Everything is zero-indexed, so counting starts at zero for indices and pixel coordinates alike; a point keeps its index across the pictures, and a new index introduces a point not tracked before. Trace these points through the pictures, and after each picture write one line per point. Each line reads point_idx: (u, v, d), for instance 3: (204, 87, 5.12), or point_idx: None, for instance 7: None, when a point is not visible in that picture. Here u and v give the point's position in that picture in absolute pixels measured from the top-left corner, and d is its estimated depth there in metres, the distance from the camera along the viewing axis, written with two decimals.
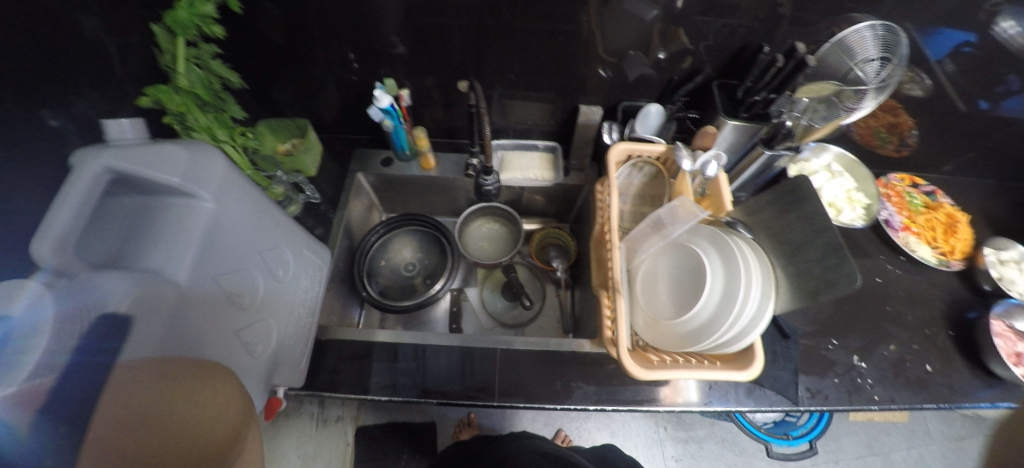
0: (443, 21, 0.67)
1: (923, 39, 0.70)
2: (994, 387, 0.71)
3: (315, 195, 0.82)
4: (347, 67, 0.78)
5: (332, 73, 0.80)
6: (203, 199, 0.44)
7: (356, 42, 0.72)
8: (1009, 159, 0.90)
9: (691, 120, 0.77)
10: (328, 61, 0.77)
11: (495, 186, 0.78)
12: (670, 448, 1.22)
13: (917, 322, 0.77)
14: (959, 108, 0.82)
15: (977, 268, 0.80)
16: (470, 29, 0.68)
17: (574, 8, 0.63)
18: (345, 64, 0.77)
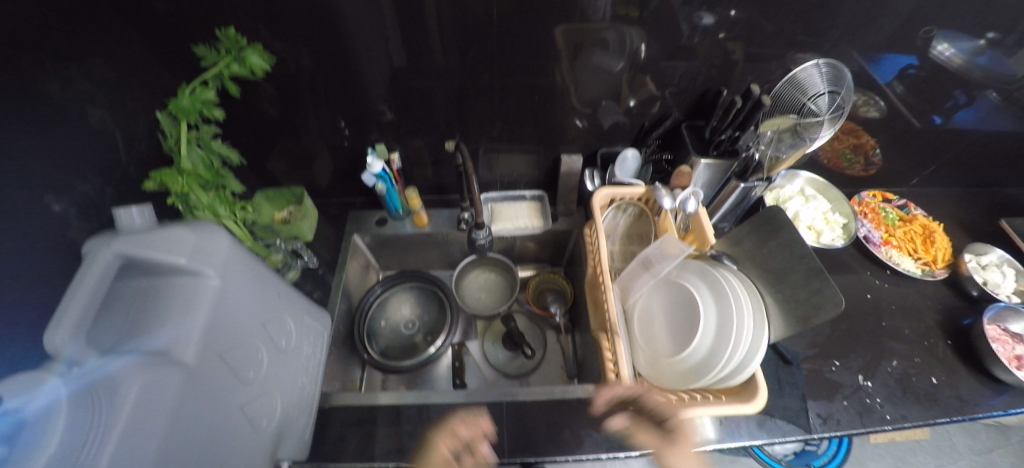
0: (427, 84, 0.73)
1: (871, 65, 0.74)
2: (1003, 394, 0.71)
3: (313, 260, 0.84)
4: (341, 136, 0.83)
5: (325, 140, 0.84)
6: (209, 276, 0.46)
7: (348, 110, 0.77)
8: (970, 167, 0.96)
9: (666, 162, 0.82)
10: (321, 129, 0.82)
11: (488, 239, 0.79)
12: None
13: (914, 334, 0.77)
14: (914, 126, 0.88)
15: (962, 274, 0.82)
16: (453, 92, 0.74)
17: (547, 63, 0.69)
18: (336, 131, 0.82)
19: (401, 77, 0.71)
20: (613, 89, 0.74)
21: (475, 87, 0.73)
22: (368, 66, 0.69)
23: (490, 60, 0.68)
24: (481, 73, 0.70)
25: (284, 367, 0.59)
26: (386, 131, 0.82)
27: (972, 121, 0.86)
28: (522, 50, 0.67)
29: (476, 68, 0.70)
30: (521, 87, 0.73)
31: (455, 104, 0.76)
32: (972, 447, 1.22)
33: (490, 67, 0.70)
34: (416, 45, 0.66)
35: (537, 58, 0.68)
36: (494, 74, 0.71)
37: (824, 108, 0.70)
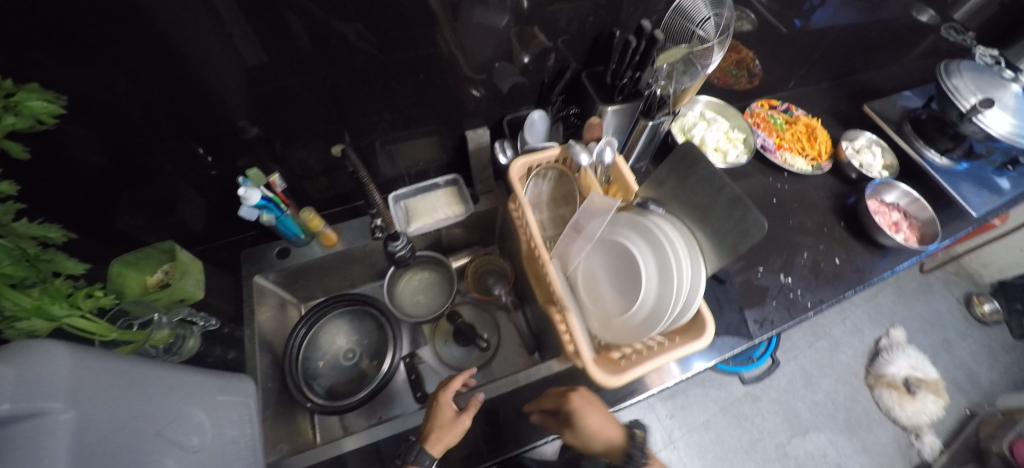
0: (289, 82, 0.60)
1: None
2: (887, 255, 0.82)
3: (211, 320, 0.72)
4: (204, 165, 0.69)
5: (183, 174, 0.69)
6: (56, 413, 0.33)
7: (204, 132, 0.63)
8: (831, 62, 1.06)
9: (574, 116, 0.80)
10: (175, 163, 0.67)
11: (405, 249, 0.74)
12: (661, 408, 1.25)
13: (815, 224, 0.87)
14: (782, 32, 0.93)
15: (841, 162, 0.92)
16: (324, 87, 0.63)
17: (423, 33, 0.60)
18: (196, 160, 0.68)
19: (260, 81, 0.59)
20: (506, 46, 0.67)
21: (352, 73, 0.62)
22: (213, 75, 0.55)
23: (363, 41, 0.58)
24: (355, 56, 0.60)
25: (205, 466, 0.49)
26: (258, 147, 0.69)
27: (828, 19, 0.93)
28: (395, 24, 0.57)
29: (348, 55, 0.59)
30: (406, 67, 0.64)
31: (332, 100, 0.65)
32: (864, 296, 1.46)
33: (365, 50, 0.59)
34: (266, 41, 0.54)
35: (414, 28, 0.59)
36: (371, 58, 0.61)
37: (711, 32, 0.67)
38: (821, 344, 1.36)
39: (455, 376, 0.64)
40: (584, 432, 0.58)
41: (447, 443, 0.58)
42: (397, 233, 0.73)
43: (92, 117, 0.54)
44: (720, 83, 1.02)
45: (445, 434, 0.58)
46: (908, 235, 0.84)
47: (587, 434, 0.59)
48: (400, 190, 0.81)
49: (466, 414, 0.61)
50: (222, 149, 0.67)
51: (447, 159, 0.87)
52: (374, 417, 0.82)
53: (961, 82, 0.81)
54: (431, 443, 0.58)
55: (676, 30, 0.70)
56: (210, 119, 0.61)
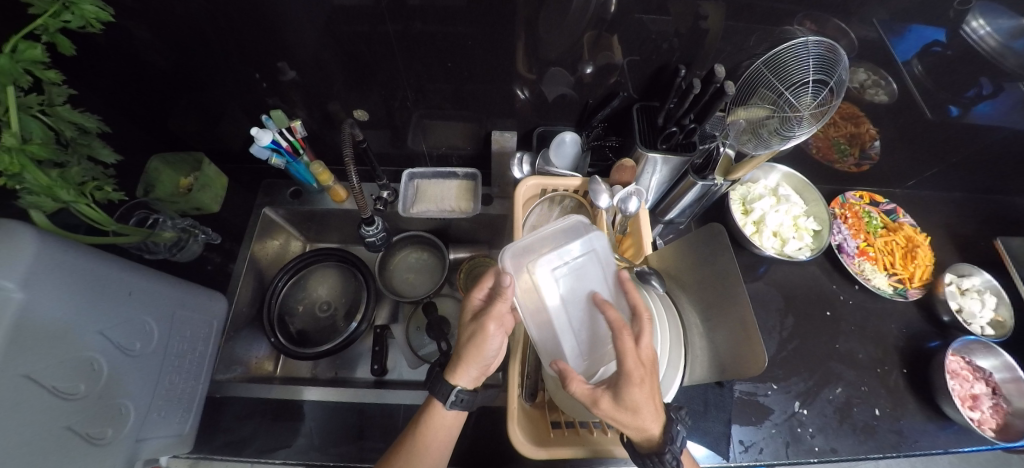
0: (337, 36, 0.59)
1: (891, 37, 0.62)
2: (945, 430, 0.66)
3: (214, 235, 0.75)
4: (257, 95, 0.71)
5: (239, 98, 0.72)
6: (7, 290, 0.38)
7: (254, 61, 0.64)
8: (977, 171, 0.84)
9: (610, 148, 0.73)
10: (230, 83, 0.69)
11: (378, 237, 0.74)
12: None
13: (868, 360, 0.70)
14: (927, 119, 0.74)
15: (936, 297, 0.74)
16: (371, 46, 0.61)
17: (481, 18, 0.55)
18: (253, 84, 0.69)
19: (310, 26, 0.58)
20: (572, 49, 0.60)
21: (405, 37, 0.59)
22: (273, 9, 0.55)
23: (423, 10, 0.54)
24: (413, 22, 0.56)
25: (138, 371, 0.53)
26: (303, 88, 0.69)
27: (996, 117, 0.72)
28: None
29: (412, 20, 0.56)
30: (469, 46, 0.60)
31: (384, 62, 0.63)
32: None
33: (423, 18, 0.55)
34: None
35: (484, 8, 0.54)
36: (433, 28, 0.57)
37: (806, 100, 0.58)
38: None
39: (484, 277, 0.50)
40: (626, 402, 0.42)
41: (466, 360, 0.50)
42: (373, 217, 0.73)
43: (163, 19, 0.56)
44: (819, 157, 0.84)
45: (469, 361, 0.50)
46: (985, 418, 0.67)
47: (645, 397, 0.42)
48: (417, 169, 0.78)
49: (483, 328, 0.49)
50: (267, 86, 0.69)
51: (472, 151, 0.83)
52: (330, 373, 0.81)
53: None
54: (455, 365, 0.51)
55: (759, 84, 0.59)
56: (265, 48, 0.62)
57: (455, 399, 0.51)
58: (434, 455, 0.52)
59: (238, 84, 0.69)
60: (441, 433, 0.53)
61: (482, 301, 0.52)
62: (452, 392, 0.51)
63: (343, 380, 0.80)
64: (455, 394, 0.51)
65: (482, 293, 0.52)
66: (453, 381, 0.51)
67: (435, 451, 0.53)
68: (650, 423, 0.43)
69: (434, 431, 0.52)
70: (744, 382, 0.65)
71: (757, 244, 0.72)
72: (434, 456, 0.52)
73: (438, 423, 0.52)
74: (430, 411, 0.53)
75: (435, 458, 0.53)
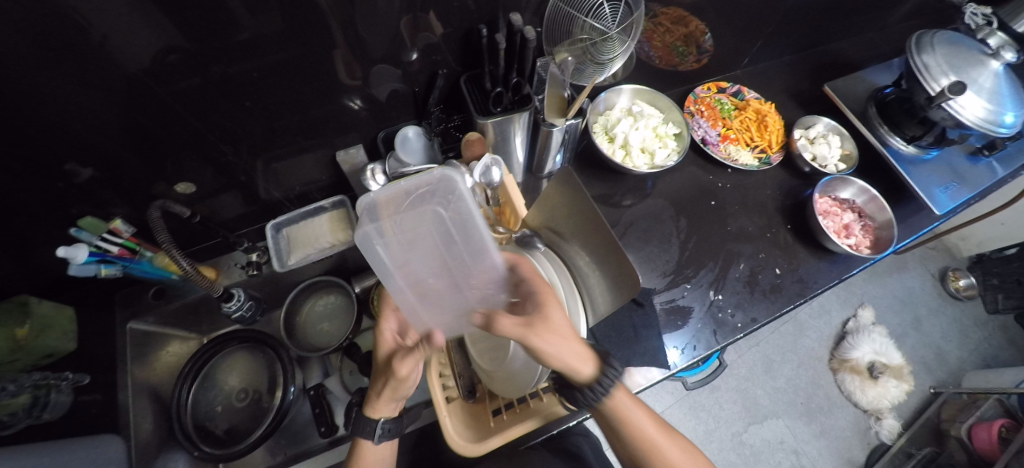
0: (113, 118, 0.51)
1: None
2: (835, 263, 0.74)
3: (81, 375, 0.63)
4: None
5: None
6: None
7: None
8: (794, 31, 0.93)
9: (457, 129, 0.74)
10: None
11: (243, 307, 0.70)
12: None
13: (757, 229, 0.77)
14: (739, 0, 0.79)
15: (793, 154, 0.82)
16: (161, 115, 0.53)
17: (266, 43, 0.50)
18: None
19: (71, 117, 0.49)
20: (386, 39, 0.56)
21: (212, 87, 0.52)
22: None
23: (215, 50, 0.48)
24: (210, 66, 0.49)
25: None
26: (111, 182, 0.60)
27: None
28: (248, 22, 0.46)
29: (209, 64, 0.49)
30: (283, 74, 0.55)
31: (197, 121, 0.57)
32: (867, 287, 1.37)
33: (220, 58, 0.49)
34: (105, 64, 0.44)
35: (281, 26, 0.48)
36: (235, 66, 0.51)
37: (609, 23, 0.60)
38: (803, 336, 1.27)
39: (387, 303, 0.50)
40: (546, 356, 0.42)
41: (385, 396, 0.50)
42: (232, 291, 0.69)
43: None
44: (662, 65, 0.88)
45: (385, 397, 0.50)
46: (860, 240, 0.76)
47: (557, 350, 0.42)
48: (279, 217, 0.71)
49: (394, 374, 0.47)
50: (65, 196, 0.57)
51: (330, 180, 0.78)
52: (282, 456, 0.75)
53: (931, 60, 0.73)
54: (376, 405, 0.51)
55: (570, 18, 0.58)
56: (40, 156, 0.50)
57: (381, 432, 0.52)
58: None
59: (40, 213, 0.56)
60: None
61: (392, 330, 0.50)
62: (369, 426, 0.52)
63: (298, 456, 0.74)
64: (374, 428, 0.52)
65: (391, 322, 0.50)
66: (375, 415, 0.52)
67: None
68: (579, 366, 0.44)
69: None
70: (660, 293, 0.68)
71: (631, 166, 0.74)
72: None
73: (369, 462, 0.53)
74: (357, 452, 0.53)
75: None
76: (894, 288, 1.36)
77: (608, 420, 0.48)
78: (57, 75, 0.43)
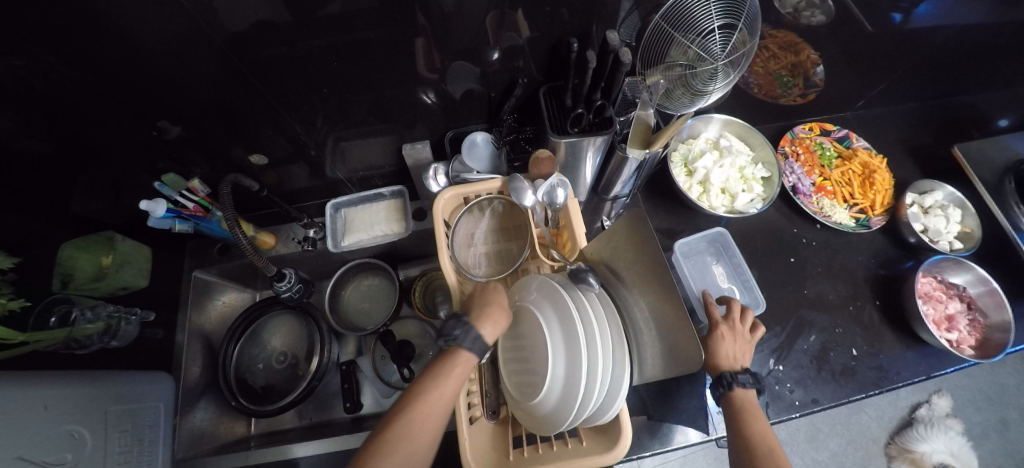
0: (199, 80, 0.52)
1: None
2: (926, 356, 0.64)
3: (146, 312, 0.69)
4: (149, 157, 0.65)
5: None
6: None
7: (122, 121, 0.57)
8: (928, 76, 0.80)
9: (526, 138, 0.71)
10: None
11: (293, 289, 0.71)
12: None
13: (839, 299, 0.68)
14: (870, 33, 0.69)
15: (899, 220, 0.71)
16: (242, 82, 0.54)
17: (352, 23, 0.49)
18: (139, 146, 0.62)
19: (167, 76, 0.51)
20: (472, 36, 0.54)
21: (294, 60, 0.53)
22: (119, 71, 0.49)
23: (302, 25, 0.48)
24: (295, 41, 0.50)
25: None
26: (196, 142, 0.63)
27: (939, 19, 0.67)
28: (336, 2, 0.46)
29: (295, 38, 0.50)
30: (362, 58, 0.54)
31: (280, 92, 0.58)
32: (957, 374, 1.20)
33: (305, 33, 0.49)
34: (203, 27, 0.46)
35: (370, 10, 0.47)
36: (319, 43, 0.51)
37: (717, 50, 0.54)
38: (863, 413, 1.14)
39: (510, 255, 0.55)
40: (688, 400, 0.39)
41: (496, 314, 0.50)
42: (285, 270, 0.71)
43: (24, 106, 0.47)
44: (762, 95, 0.79)
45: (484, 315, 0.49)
46: (964, 336, 0.65)
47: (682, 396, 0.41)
48: (341, 198, 0.74)
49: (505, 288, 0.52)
50: (157, 146, 0.61)
51: (392, 167, 0.78)
52: (308, 420, 0.79)
53: None
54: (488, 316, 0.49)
55: (667, 39, 0.54)
56: (138, 107, 0.54)
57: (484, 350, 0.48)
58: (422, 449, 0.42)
59: (131, 157, 0.61)
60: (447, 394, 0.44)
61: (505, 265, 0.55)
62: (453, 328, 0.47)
63: (321, 425, 0.77)
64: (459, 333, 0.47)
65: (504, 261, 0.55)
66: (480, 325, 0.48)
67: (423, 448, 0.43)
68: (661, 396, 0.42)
69: (446, 381, 0.45)
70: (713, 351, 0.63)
71: (706, 205, 0.68)
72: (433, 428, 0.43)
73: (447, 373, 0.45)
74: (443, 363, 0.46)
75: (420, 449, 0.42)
76: (982, 380, 1.19)
77: None
78: (158, 33, 0.45)
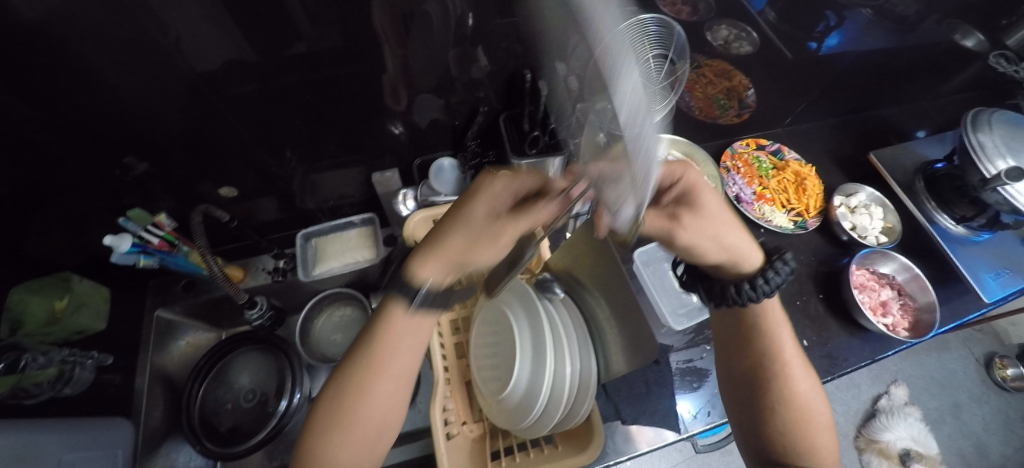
0: (169, 115, 0.54)
1: None
2: (868, 341, 0.70)
3: (105, 357, 0.65)
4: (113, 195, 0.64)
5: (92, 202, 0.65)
6: None
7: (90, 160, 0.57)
8: (843, 95, 0.92)
9: None
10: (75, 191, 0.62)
11: (264, 314, 0.73)
12: None
13: (787, 295, 0.74)
14: (789, 59, 0.79)
15: (831, 221, 0.79)
16: (213, 117, 0.56)
17: (324, 61, 0.52)
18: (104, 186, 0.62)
19: (138, 114, 0.52)
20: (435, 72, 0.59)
21: (266, 95, 0.56)
22: (84, 110, 0.49)
23: (276, 62, 0.51)
24: (269, 77, 0.53)
25: None
26: (163, 178, 0.63)
27: (844, 47, 0.78)
28: (305, 43, 0.49)
29: (266, 76, 0.52)
30: (332, 92, 0.58)
31: (252, 126, 0.60)
32: (913, 363, 1.28)
33: (278, 70, 0.52)
34: (175, 69, 0.48)
35: (337, 49, 0.51)
36: (290, 80, 0.54)
37: (656, 76, 0.63)
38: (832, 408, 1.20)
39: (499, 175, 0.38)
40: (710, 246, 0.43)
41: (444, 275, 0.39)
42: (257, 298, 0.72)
43: None
44: (703, 116, 0.86)
45: (432, 250, 0.38)
46: (898, 320, 0.72)
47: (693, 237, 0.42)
48: (311, 228, 0.74)
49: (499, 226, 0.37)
50: (120, 184, 0.61)
51: (364, 196, 0.81)
52: (279, 461, 0.76)
53: (989, 139, 0.69)
54: (430, 250, 0.39)
55: None
56: (103, 147, 0.54)
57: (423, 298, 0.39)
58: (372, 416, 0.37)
59: (94, 195, 0.60)
60: (405, 337, 0.40)
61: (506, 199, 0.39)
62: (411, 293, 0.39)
63: None
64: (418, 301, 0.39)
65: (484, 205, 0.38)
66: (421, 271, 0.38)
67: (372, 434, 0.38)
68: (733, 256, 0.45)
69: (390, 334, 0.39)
70: (678, 352, 0.66)
71: None
72: (391, 401, 0.38)
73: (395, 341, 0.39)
74: (388, 312, 0.40)
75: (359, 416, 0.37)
76: (933, 366, 1.28)
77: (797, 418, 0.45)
78: (129, 75, 0.47)
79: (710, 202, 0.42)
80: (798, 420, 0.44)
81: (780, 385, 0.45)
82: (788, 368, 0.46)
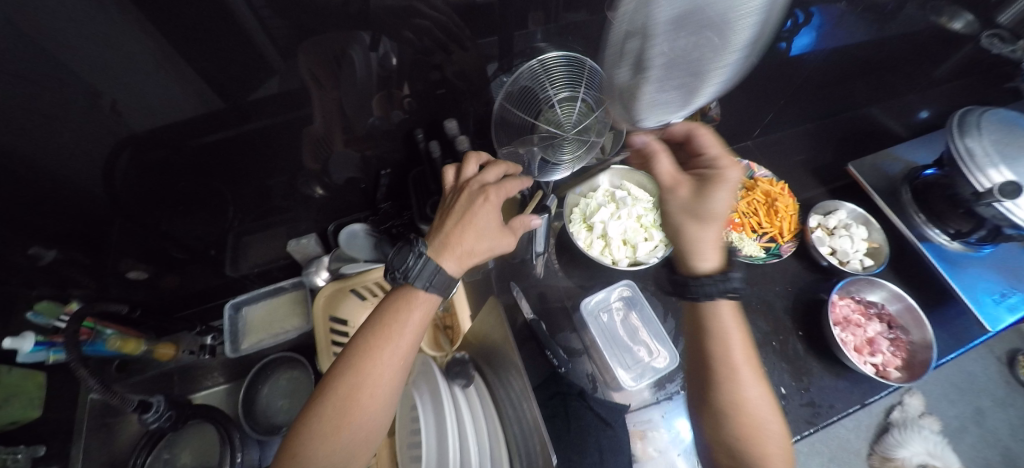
0: (86, 195, 0.50)
1: None
2: (855, 383, 0.62)
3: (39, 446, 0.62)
4: None
5: None
6: None
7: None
8: (815, 98, 0.84)
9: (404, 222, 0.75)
10: None
11: (163, 416, 0.66)
12: None
13: (761, 335, 0.67)
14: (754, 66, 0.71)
15: (808, 246, 0.72)
16: (138, 188, 0.53)
17: (226, 122, 0.49)
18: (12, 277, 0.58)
19: (46, 203, 0.48)
20: None
21: (182, 162, 0.52)
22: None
23: (182, 126, 0.48)
24: (184, 142, 0.50)
25: None
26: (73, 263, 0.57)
27: (812, 47, 0.70)
28: (206, 105, 0.47)
29: (177, 140, 0.49)
30: (250, 156, 0.56)
31: (178, 196, 0.57)
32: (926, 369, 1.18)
33: (192, 133, 0.49)
34: (69, 154, 0.45)
35: (261, 101, 0.49)
36: (203, 142, 0.51)
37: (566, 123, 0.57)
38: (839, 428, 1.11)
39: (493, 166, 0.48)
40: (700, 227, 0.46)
41: (468, 248, 0.44)
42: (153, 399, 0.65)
43: None
44: None
45: (447, 242, 0.43)
46: (888, 358, 0.63)
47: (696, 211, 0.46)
48: (240, 296, 0.71)
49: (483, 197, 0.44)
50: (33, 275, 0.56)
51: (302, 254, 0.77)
52: None
53: (979, 146, 0.61)
54: (452, 239, 0.43)
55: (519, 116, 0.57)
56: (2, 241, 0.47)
57: (438, 280, 0.42)
58: (373, 410, 0.38)
59: None
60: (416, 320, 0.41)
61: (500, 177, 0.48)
62: (403, 258, 0.42)
63: None
64: (412, 263, 0.41)
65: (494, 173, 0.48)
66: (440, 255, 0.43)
67: (371, 421, 0.39)
68: (708, 251, 0.46)
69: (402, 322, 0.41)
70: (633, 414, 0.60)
71: (609, 259, 0.68)
72: (386, 400, 0.39)
73: (404, 320, 0.41)
74: (404, 292, 0.42)
75: (365, 411, 0.38)
76: (949, 371, 1.18)
77: (722, 420, 0.44)
78: (11, 165, 0.42)
79: (664, 170, 0.49)
80: (738, 427, 0.43)
81: (727, 389, 0.44)
82: (735, 376, 0.44)
